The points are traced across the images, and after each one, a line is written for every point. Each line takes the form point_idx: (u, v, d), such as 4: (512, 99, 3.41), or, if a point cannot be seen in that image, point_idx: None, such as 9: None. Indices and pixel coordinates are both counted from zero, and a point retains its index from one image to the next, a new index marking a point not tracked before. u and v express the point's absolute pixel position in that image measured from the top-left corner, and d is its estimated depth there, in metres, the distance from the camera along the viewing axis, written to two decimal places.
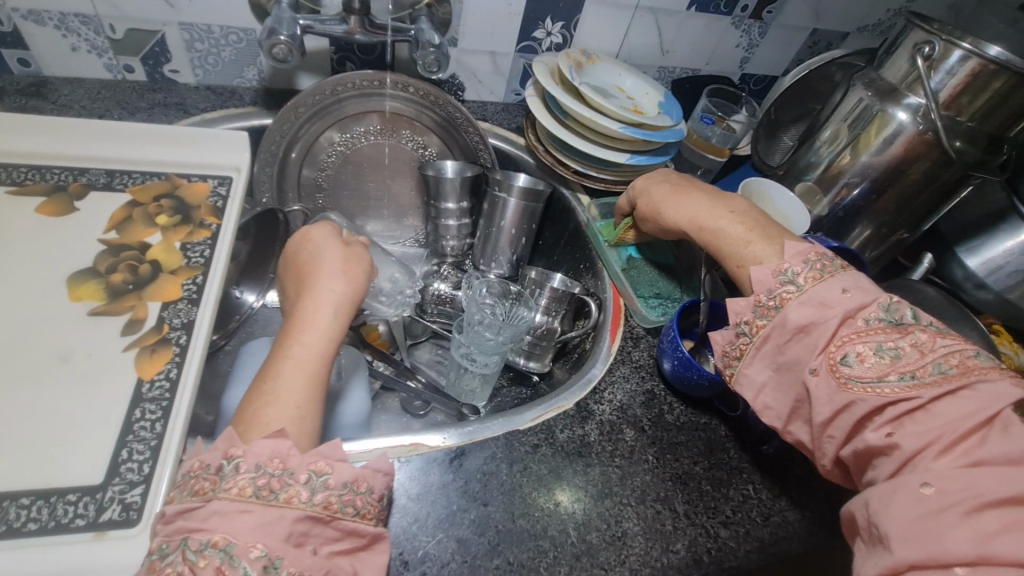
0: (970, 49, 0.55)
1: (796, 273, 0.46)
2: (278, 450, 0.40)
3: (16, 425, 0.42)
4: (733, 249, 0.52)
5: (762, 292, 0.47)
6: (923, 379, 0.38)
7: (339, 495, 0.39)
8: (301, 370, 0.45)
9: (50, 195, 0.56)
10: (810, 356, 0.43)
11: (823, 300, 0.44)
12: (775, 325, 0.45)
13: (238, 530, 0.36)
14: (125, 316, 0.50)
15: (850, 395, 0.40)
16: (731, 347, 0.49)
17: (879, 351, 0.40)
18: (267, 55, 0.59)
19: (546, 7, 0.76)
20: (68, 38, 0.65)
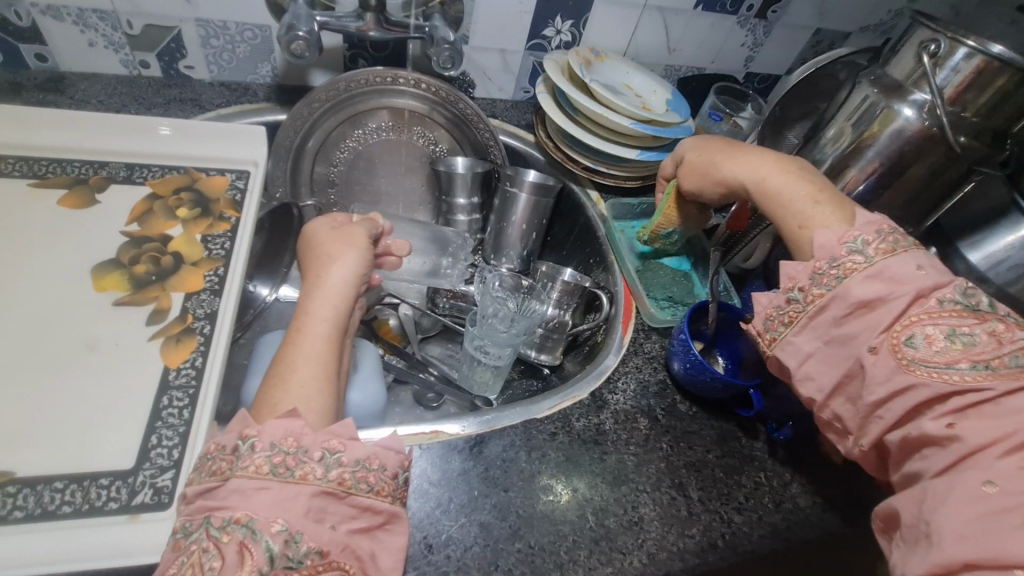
0: (974, 46, 0.57)
1: (866, 242, 0.43)
2: (293, 429, 0.40)
3: (46, 411, 0.43)
4: (795, 211, 0.48)
5: (824, 260, 0.44)
6: (996, 370, 0.36)
7: (353, 471, 0.40)
8: (310, 351, 0.47)
9: (71, 187, 0.57)
10: (871, 334, 0.41)
11: (893, 275, 0.41)
12: (834, 296, 0.42)
13: (258, 507, 0.37)
14: (149, 306, 0.51)
15: (911, 378, 0.38)
16: (780, 312, 0.46)
17: (950, 336, 0.38)
18: (285, 50, 0.60)
19: (556, 6, 0.77)
20: (85, 33, 0.65)
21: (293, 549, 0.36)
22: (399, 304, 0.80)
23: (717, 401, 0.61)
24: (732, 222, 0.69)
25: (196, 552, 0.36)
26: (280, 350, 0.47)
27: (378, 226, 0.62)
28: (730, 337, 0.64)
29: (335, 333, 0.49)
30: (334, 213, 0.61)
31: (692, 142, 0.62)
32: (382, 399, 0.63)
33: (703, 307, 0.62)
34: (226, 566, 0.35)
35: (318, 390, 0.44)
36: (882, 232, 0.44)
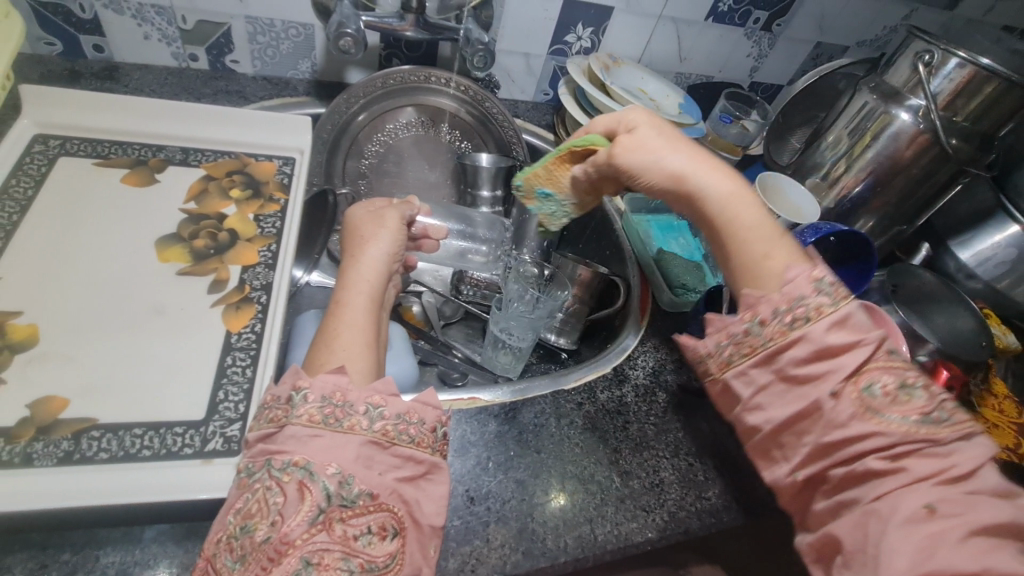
0: (965, 57, 0.62)
1: (831, 279, 0.38)
2: (340, 384, 0.43)
3: (122, 366, 0.46)
4: (755, 241, 0.40)
5: (796, 293, 0.38)
6: (936, 424, 0.34)
7: (394, 424, 0.42)
8: (351, 319, 0.49)
9: (133, 167, 0.61)
10: (846, 371, 0.35)
11: (847, 323, 0.37)
12: (800, 337, 0.37)
13: (315, 451, 0.39)
14: (209, 276, 0.55)
15: (871, 425, 0.34)
16: (737, 340, 0.39)
17: (902, 386, 0.35)
18: (335, 46, 0.66)
19: (578, 13, 0.82)
20: (142, 27, 0.69)
21: (347, 490, 0.38)
22: (422, 292, 0.85)
23: None
24: None
25: (260, 490, 0.38)
26: (324, 320, 0.50)
27: (412, 210, 0.65)
28: None
29: (373, 306, 0.52)
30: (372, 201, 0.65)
31: (638, 117, 0.47)
32: (411, 374, 0.66)
33: (717, 292, 0.66)
34: (288, 502, 0.37)
35: (361, 351, 0.47)
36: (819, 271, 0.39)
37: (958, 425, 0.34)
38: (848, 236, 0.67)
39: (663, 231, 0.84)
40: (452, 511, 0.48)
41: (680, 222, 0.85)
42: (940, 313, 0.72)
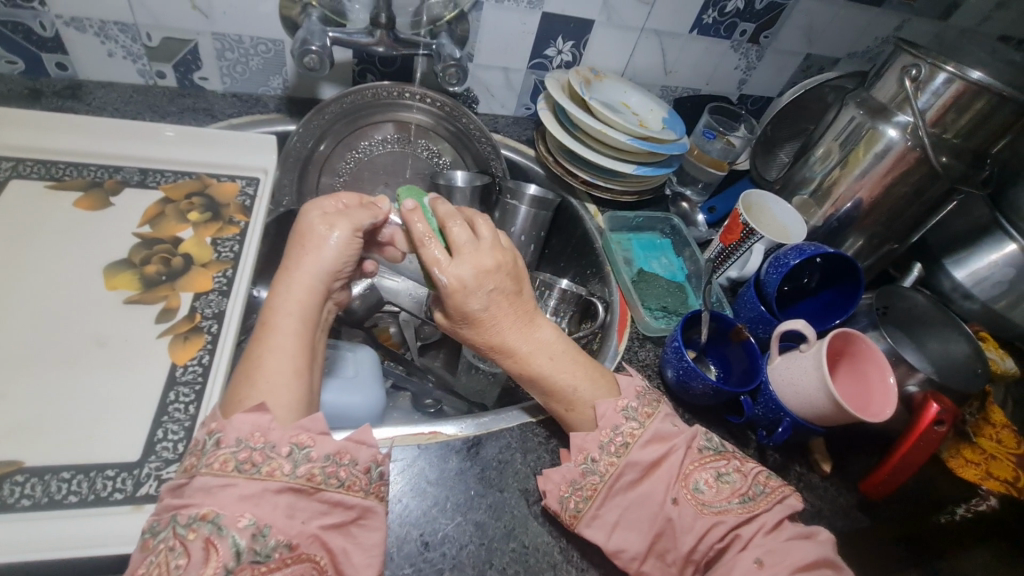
0: (953, 72, 0.60)
1: (634, 408, 0.51)
2: (259, 424, 0.41)
3: (54, 404, 0.44)
4: (565, 387, 0.52)
5: (609, 427, 0.50)
6: (753, 498, 0.47)
7: (322, 467, 0.41)
8: (278, 346, 0.46)
9: (87, 190, 0.59)
10: (667, 486, 0.47)
11: (663, 435, 0.50)
12: (629, 463, 0.48)
13: (224, 502, 0.37)
14: (158, 304, 0.52)
15: (710, 519, 0.46)
16: (578, 486, 0.48)
17: (719, 478, 0.48)
18: (299, 64, 0.63)
19: (558, 27, 0.80)
20: (105, 44, 0.68)
21: (260, 543, 0.37)
22: (397, 313, 0.82)
23: (709, 409, 0.62)
24: (725, 235, 0.73)
25: (163, 552, 0.35)
26: (250, 346, 0.47)
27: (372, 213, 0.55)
28: (719, 345, 0.66)
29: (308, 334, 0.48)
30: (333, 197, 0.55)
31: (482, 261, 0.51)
32: (379, 403, 0.64)
33: (695, 317, 0.63)
34: (193, 564, 0.35)
35: (287, 381, 0.44)
36: (639, 397, 0.53)
37: (772, 492, 0.48)
38: (834, 257, 0.65)
39: (645, 250, 0.82)
40: (402, 559, 0.45)
41: (663, 241, 0.84)
42: (933, 336, 0.69)
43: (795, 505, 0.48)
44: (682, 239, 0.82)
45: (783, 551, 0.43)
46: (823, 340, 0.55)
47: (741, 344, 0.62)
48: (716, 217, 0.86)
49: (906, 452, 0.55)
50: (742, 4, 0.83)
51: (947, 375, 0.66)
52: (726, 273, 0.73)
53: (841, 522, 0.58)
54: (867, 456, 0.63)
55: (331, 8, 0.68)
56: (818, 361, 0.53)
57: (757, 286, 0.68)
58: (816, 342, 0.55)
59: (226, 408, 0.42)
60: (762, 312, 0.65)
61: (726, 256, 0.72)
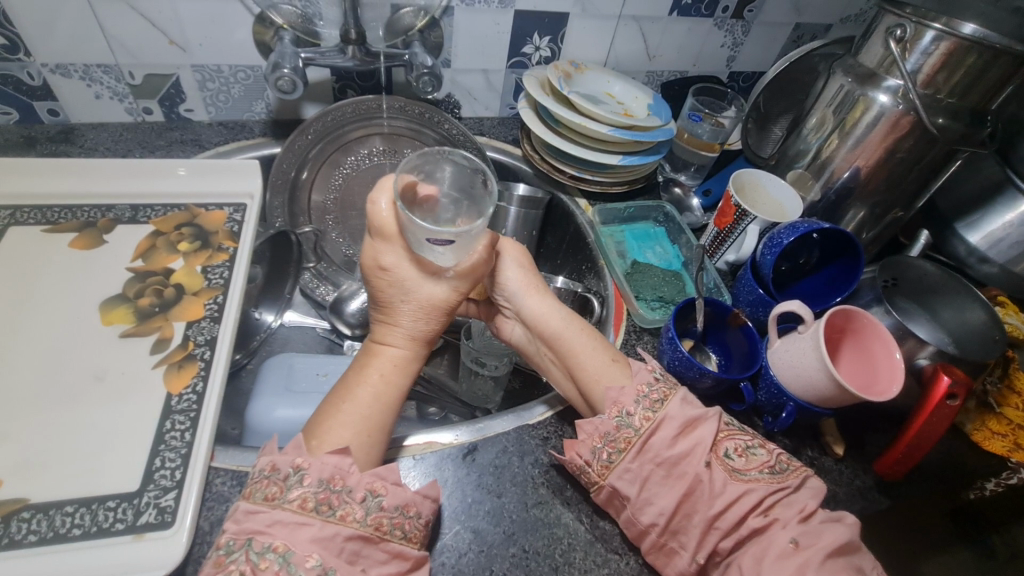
0: (942, 28, 0.57)
1: (629, 413, 0.49)
2: (340, 467, 0.43)
3: (55, 442, 0.46)
4: (594, 359, 0.54)
5: (644, 382, 0.51)
6: (780, 472, 0.47)
7: (391, 516, 0.43)
8: (384, 398, 0.49)
9: (81, 230, 0.61)
10: (700, 453, 0.47)
11: (692, 399, 0.51)
12: (664, 418, 0.49)
13: (298, 540, 0.39)
14: (153, 336, 0.54)
15: (739, 486, 0.46)
16: (611, 439, 0.49)
17: (748, 449, 0.48)
18: (273, 87, 0.64)
19: (533, 24, 0.79)
20: (92, 87, 0.70)
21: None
22: None
23: (711, 397, 0.60)
24: (719, 218, 0.71)
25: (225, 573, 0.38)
26: (348, 387, 0.49)
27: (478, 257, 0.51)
28: (718, 332, 0.64)
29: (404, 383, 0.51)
30: (402, 241, 0.49)
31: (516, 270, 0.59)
32: None
33: (689, 305, 0.61)
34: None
35: (371, 436, 0.47)
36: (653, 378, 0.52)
37: (797, 471, 0.48)
38: (832, 232, 0.63)
39: (639, 241, 0.81)
40: None
41: (657, 230, 0.83)
42: (947, 306, 0.66)
43: (820, 487, 0.47)
44: (676, 226, 0.81)
45: (814, 533, 0.43)
46: (821, 320, 0.53)
47: (739, 329, 0.61)
48: (712, 201, 0.84)
49: (920, 428, 0.52)
50: None
51: (966, 347, 0.62)
52: (724, 257, 0.72)
53: (859, 506, 0.56)
54: (883, 434, 0.61)
55: (305, 31, 0.70)
56: (816, 342, 0.51)
57: (755, 268, 0.66)
58: (812, 322, 0.53)
59: (315, 446, 0.44)
60: (761, 295, 0.63)
61: (721, 241, 0.72)
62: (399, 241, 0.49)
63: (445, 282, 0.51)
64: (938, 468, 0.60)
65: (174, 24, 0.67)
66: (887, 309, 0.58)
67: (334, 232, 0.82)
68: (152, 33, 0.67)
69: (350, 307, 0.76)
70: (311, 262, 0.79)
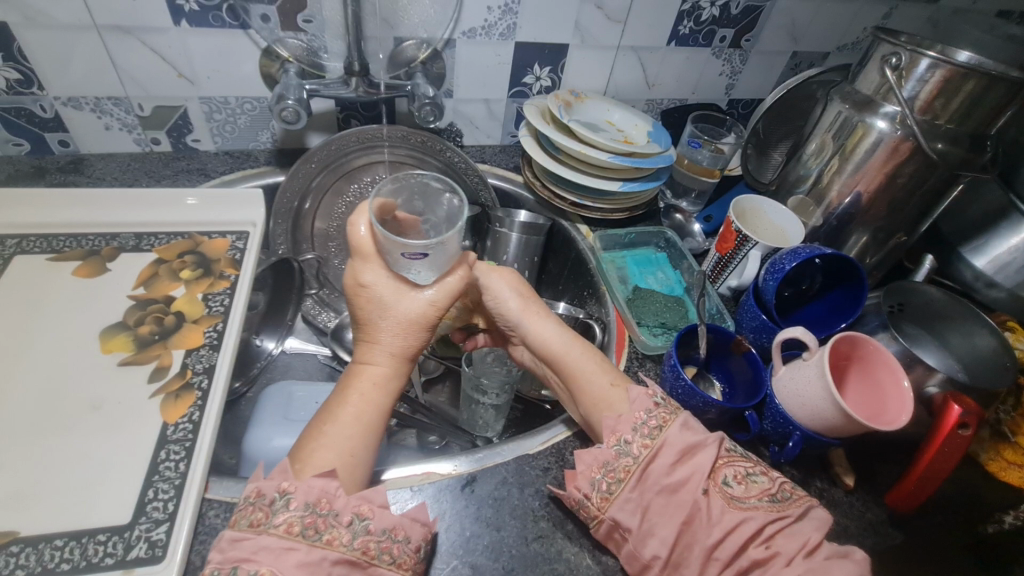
0: (937, 57, 0.57)
1: (627, 441, 0.48)
2: (327, 490, 0.42)
3: (50, 474, 0.45)
4: (592, 381, 0.54)
5: (641, 411, 0.50)
6: (782, 501, 0.45)
7: (378, 540, 0.41)
8: (365, 419, 0.47)
9: (85, 259, 0.61)
10: (699, 479, 0.45)
11: (692, 425, 0.49)
12: (663, 443, 0.47)
13: (283, 565, 0.38)
14: (151, 364, 0.54)
15: (738, 514, 0.44)
16: (610, 468, 0.47)
17: (749, 476, 0.47)
18: (277, 117, 0.65)
19: (533, 55, 0.81)
20: (102, 118, 0.72)
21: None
22: None
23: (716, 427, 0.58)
24: (720, 244, 0.71)
25: None
26: (329, 407, 0.48)
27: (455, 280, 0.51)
28: (722, 360, 0.63)
29: (387, 402, 0.49)
30: (381, 260, 0.50)
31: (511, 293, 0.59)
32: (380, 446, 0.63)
33: (690, 332, 0.61)
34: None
35: (352, 453, 0.45)
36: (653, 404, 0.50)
37: (800, 500, 0.46)
38: (834, 257, 0.63)
39: (641, 266, 0.81)
40: None
41: (659, 255, 0.82)
42: (954, 332, 0.65)
43: (825, 517, 0.45)
44: (677, 252, 0.81)
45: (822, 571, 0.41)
46: (825, 347, 0.52)
47: (743, 356, 0.60)
48: (713, 226, 0.84)
49: (930, 456, 0.50)
50: (718, 11, 0.82)
51: (977, 375, 0.61)
52: (726, 283, 0.72)
53: (871, 541, 0.53)
54: (893, 465, 0.59)
55: (310, 64, 0.72)
56: (821, 370, 0.50)
57: (757, 294, 0.65)
58: (817, 349, 0.53)
59: (299, 469, 0.43)
60: (763, 321, 0.63)
61: (723, 266, 0.71)
62: (377, 258, 0.50)
63: (424, 298, 0.51)
64: (953, 500, 0.58)
65: (183, 58, 0.68)
66: (894, 335, 0.57)
67: (336, 259, 0.82)
68: (162, 67, 0.69)
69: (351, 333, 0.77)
70: (313, 288, 0.80)
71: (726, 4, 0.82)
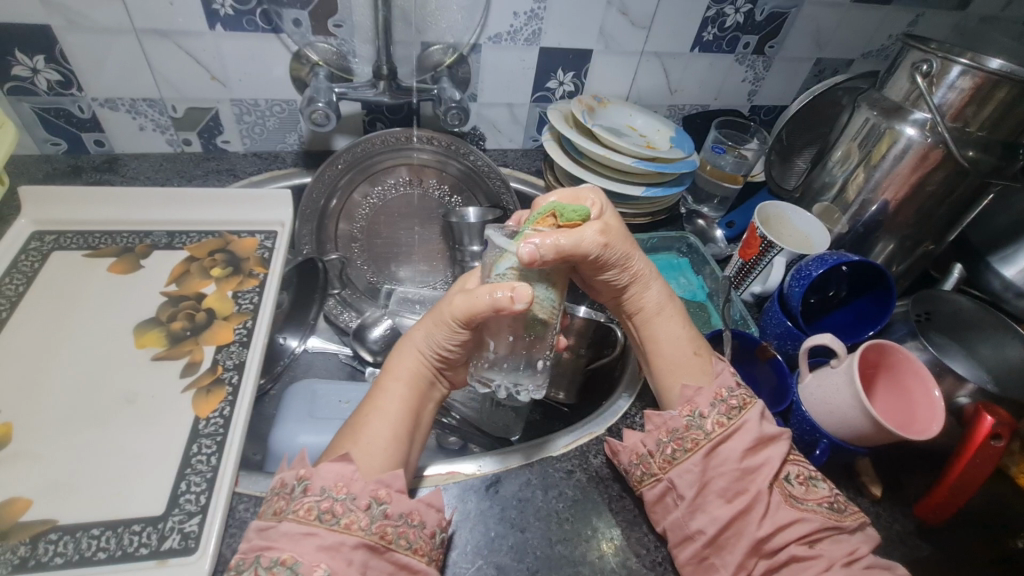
0: (969, 63, 0.57)
1: (701, 416, 0.48)
2: (344, 474, 0.43)
3: (88, 464, 0.46)
4: (680, 351, 0.53)
5: (724, 388, 0.50)
6: (838, 511, 0.45)
7: (395, 526, 0.42)
8: (391, 413, 0.48)
9: (119, 255, 0.63)
10: (768, 466, 0.46)
11: (771, 413, 0.49)
12: (741, 425, 0.47)
13: (304, 550, 0.38)
14: (183, 359, 0.55)
15: (793, 513, 0.44)
16: (678, 436, 0.49)
17: (812, 479, 0.47)
18: (307, 120, 0.67)
19: (557, 60, 0.82)
20: (137, 119, 0.74)
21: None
22: None
23: None
24: (744, 250, 0.71)
25: None
26: (362, 403, 0.50)
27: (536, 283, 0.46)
28: (746, 365, 0.63)
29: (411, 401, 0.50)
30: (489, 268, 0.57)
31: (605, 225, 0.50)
32: None
33: (714, 337, 0.60)
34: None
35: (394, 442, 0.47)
36: (736, 388, 0.50)
37: (856, 514, 0.46)
38: (861, 264, 0.62)
39: (662, 271, 0.80)
40: None
41: (681, 260, 0.81)
42: (985, 342, 0.64)
43: (875, 536, 0.46)
44: (700, 257, 0.80)
45: None
46: (854, 354, 0.51)
47: (769, 362, 0.60)
48: (735, 232, 0.85)
49: (963, 468, 0.50)
50: (742, 18, 0.83)
51: (1008, 387, 0.61)
52: (749, 289, 0.71)
53: (900, 552, 0.53)
54: (921, 476, 0.59)
55: (338, 67, 0.73)
56: (850, 377, 0.50)
57: (782, 300, 0.65)
58: (846, 356, 0.52)
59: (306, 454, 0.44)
60: (789, 327, 0.62)
61: (746, 273, 0.71)
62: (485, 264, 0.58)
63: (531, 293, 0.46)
64: (984, 513, 0.57)
65: (216, 62, 0.70)
66: (923, 344, 0.57)
67: (359, 259, 0.84)
68: (196, 70, 0.70)
69: (373, 333, 0.77)
70: (336, 288, 0.82)
71: (751, 11, 0.82)
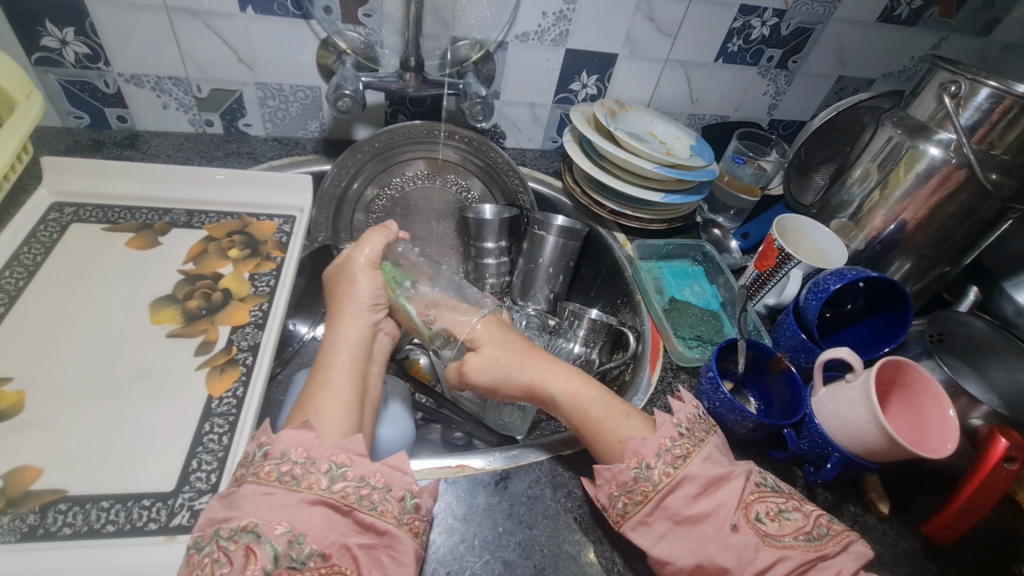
0: (996, 87, 0.57)
1: (648, 467, 0.47)
2: (305, 440, 0.42)
3: (97, 432, 0.46)
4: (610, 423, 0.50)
5: (667, 437, 0.48)
6: (818, 540, 0.44)
7: (356, 487, 0.41)
8: (331, 381, 0.48)
9: (138, 231, 0.63)
10: (728, 511, 0.44)
11: (716, 460, 0.47)
12: (685, 476, 0.46)
13: (263, 512, 0.38)
14: (198, 338, 0.54)
15: (772, 553, 0.42)
16: (628, 489, 0.47)
17: (783, 513, 0.45)
18: (333, 106, 0.67)
19: (582, 62, 0.82)
20: (160, 97, 0.74)
21: (296, 550, 0.37)
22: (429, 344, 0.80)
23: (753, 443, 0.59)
24: (760, 260, 0.71)
25: (208, 563, 0.37)
26: (311, 374, 0.50)
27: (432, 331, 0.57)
28: (759, 375, 0.63)
29: (359, 365, 0.51)
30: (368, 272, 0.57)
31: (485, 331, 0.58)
32: (408, 437, 0.58)
33: (730, 345, 0.60)
34: (235, 571, 0.36)
35: (348, 405, 0.47)
36: (675, 441, 0.48)
37: (838, 535, 0.44)
38: (878, 282, 0.63)
39: (676, 278, 0.81)
40: None
41: (696, 268, 0.83)
42: (997, 365, 0.64)
43: (865, 552, 0.44)
44: (715, 265, 0.81)
45: None
46: (870, 369, 0.52)
47: (781, 374, 0.60)
48: (750, 243, 0.84)
49: (974, 490, 0.49)
50: (768, 31, 0.83)
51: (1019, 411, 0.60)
52: (763, 300, 0.71)
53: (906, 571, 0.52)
54: (929, 497, 0.58)
55: (365, 56, 0.73)
56: (866, 393, 0.50)
57: (798, 313, 0.65)
58: (862, 371, 0.52)
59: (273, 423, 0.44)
60: (803, 339, 0.62)
61: (761, 284, 0.71)
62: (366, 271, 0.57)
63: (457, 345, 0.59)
64: (992, 537, 0.56)
65: (244, 44, 0.70)
66: (938, 363, 0.57)
67: None
68: (224, 52, 0.70)
69: None
70: None
71: (777, 24, 0.82)
